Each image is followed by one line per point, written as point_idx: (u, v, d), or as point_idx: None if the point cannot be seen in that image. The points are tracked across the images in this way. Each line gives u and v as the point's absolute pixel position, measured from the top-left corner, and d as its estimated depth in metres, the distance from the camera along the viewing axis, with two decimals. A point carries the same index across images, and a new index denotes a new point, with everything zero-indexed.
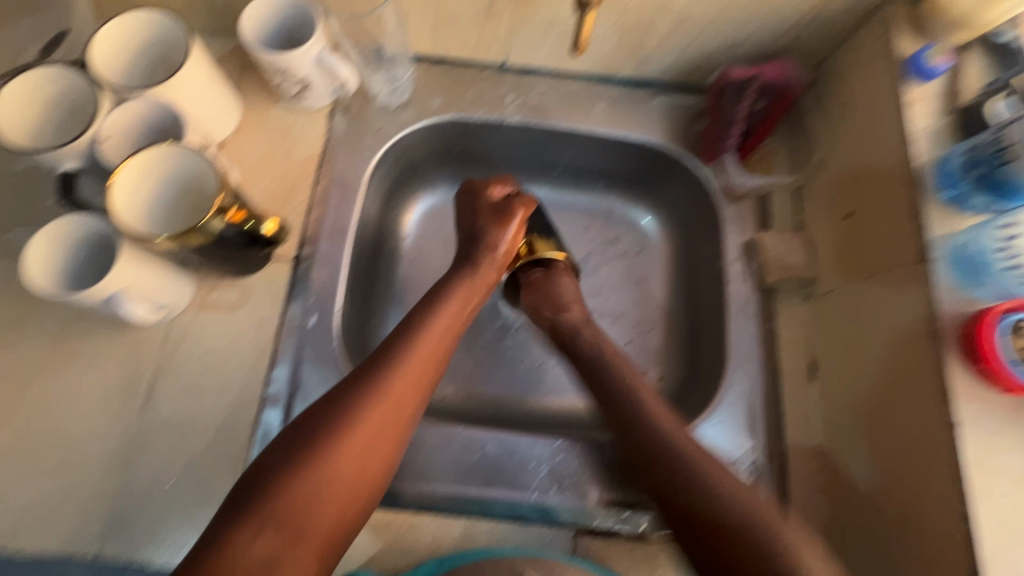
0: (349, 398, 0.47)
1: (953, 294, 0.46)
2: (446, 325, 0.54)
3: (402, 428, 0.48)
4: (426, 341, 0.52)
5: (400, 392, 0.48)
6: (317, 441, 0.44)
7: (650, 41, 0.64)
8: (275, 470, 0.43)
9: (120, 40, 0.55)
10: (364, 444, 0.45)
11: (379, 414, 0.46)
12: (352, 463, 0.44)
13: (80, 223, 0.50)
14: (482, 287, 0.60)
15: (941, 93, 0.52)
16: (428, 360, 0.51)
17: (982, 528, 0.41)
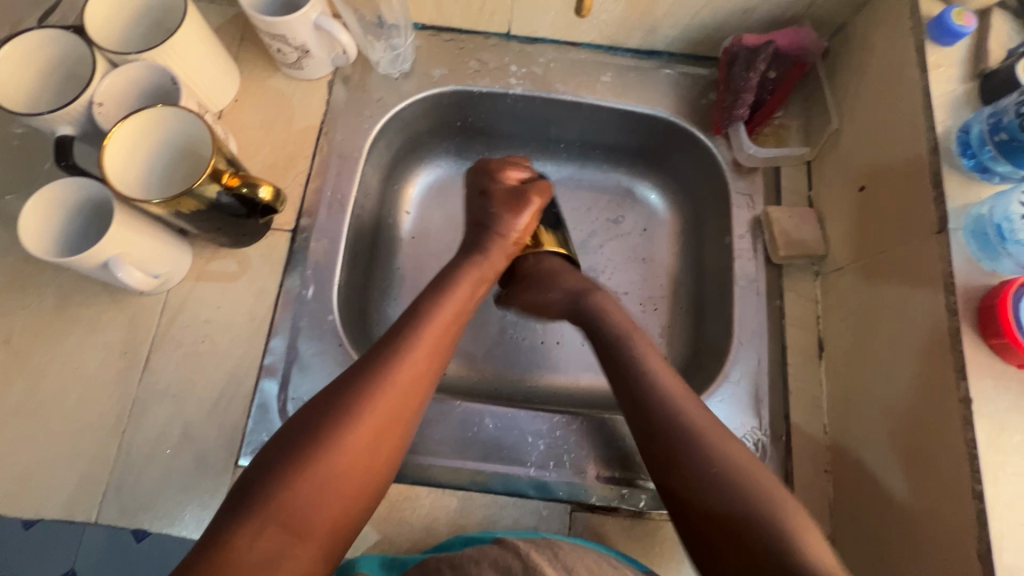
0: (351, 390, 0.44)
1: (970, 266, 0.44)
2: (452, 312, 0.52)
3: (407, 420, 0.46)
4: (433, 330, 0.49)
5: (404, 382, 0.46)
6: (318, 437, 0.42)
7: (659, 6, 0.61)
8: (276, 465, 0.41)
9: (116, 5, 0.55)
10: (367, 439, 0.43)
11: (383, 408, 0.44)
12: (358, 457, 0.42)
13: (75, 189, 0.50)
14: (490, 273, 0.57)
15: (965, 57, 0.50)
16: (434, 350, 0.49)
17: (995, 508, 0.39)
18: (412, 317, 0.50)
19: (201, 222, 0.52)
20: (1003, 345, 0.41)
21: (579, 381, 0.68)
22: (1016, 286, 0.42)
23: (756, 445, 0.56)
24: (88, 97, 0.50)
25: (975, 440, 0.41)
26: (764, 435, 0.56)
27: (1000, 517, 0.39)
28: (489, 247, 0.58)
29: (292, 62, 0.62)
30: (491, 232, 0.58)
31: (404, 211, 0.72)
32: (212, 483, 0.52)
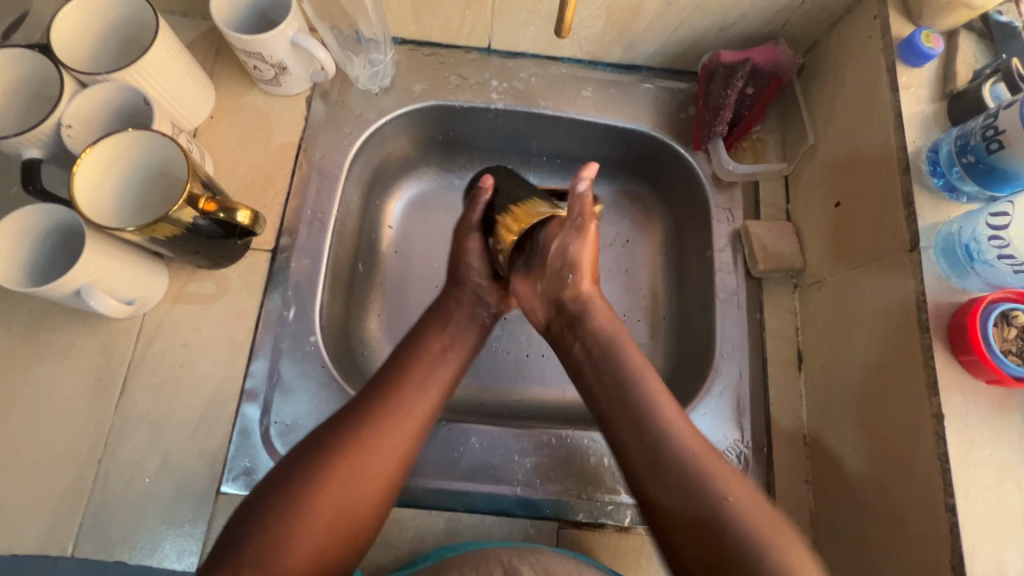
0: (340, 429, 0.45)
1: (940, 283, 0.45)
2: (432, 356, 0.52)
3: (389, 463, 0.45)
4: (428, 361, 0.51)
5: (401, 420, 0.47)
6: (297, 481, 0.42)
7: (638, 23, 0.62)
8: (256, 511, 0.41)
9: (84, 22, 0.53)
10: (354, 467, 0.43)
11: (359, 452, 0.44)
12: (332, 501, 0.42)
13: (44, 215, 0.48)
14: (462, 316, 0.56)
15: (934, 78, 0.51)
16: (414, 392, 0.48)
17: (966, 521, 0.41)
18: (396, 364, 0.50)
19: (178, 246, 0.51)
20: (972, 361, 0.42)
21: (564, 394, 0.68)
22: (985, 303, 0.43)
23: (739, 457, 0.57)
24: (56, 120, 0.49)
25: (947, 454, 0.42)
26: (746, 447, 0.57)
27: (971, 529, 0.41)
28: (455, 293, 0.58)
29: (269, 78, 0.61)
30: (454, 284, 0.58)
31: (386, 226, 0.72)
32: (193, 512, 0.51)
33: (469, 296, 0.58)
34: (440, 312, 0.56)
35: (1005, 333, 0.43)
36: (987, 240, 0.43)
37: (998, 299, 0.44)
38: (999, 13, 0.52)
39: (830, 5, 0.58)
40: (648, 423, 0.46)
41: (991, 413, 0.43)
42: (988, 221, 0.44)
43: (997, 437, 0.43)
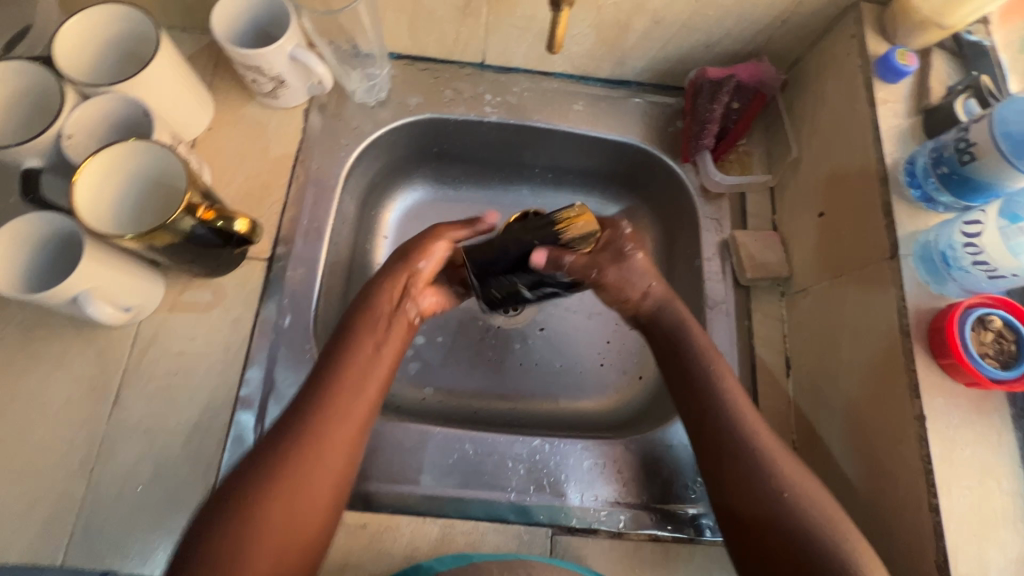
0: (281, 442, 0.44)
1: (920, 290, 0.47)
2: (366, 358, 0.50)
3: (335, 471, 0.45)
4: (355, 366, 0.49)
5: (339, 429, 0.46)
6: (249, 491, 0.42)
7: (628, 40, 0.64)
8: (213, 525, 0.41)
9: (86, 35, 0.54)
10: (298, 483, 0.43)
11: (300, 462, 0.44)
12: (283, 514, 0.42)
13: (42, 223, 0.49)
14: (388, 315, 0.54)
15: (909, 94, 0.53)
16: (349, 398, 0.47)
17: (949, 521, 0.42)
18: (322, 366, 0.49)
19: (176, 255, 0.52)
20: (952, 364, 0.44)
21: (558, 402, 0.68)
22: (962, 309, 0.44)
23: None
24: (57, 130, 0.49)
25: (929, 455, 0.43)
26: None
27: (954, 529, 0.42)
28: (384, 281, 0.55)
29: (267, 91, 0.62)
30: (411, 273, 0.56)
31: (381, 236, 0.73)
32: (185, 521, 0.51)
33: (399, 290, 0.55)
34: (369, 309, 0.53)
35: (982, 337, 0.45)
36: (962, 247, 0.45)
37: (974, 304, 0.45)
38: (969, 33, 0.54)
39: (810, 24, 0.60)
40: (727, 424, 0.49)
41: (971, 415, 0.44)
42: (962, 229, 0.45)
43: (977, 438, 0.44)
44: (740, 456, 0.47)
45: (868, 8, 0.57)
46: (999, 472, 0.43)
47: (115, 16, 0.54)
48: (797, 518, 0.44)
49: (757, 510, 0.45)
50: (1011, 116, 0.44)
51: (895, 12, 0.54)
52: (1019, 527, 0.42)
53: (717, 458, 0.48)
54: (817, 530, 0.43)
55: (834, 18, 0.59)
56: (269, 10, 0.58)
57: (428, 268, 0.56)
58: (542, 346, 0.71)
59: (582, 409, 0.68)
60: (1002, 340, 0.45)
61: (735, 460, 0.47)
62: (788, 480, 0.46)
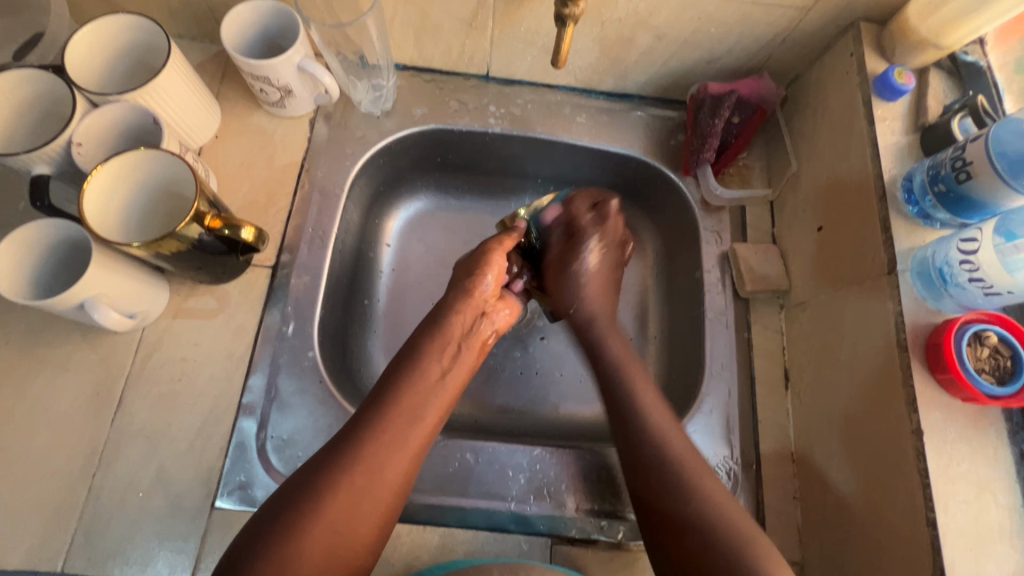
0: (335, 466, 0.45)
1: (916, 305, 0.48)
2: (430, 382, 0.51)
3: (388, 491, 0.46)
4: (415, 395, 0.50)
5: (396, 461, 0.46)
6: (303, 499, 0.43)
7: (631, 54, 0.65)
8: (260, 531, 0.41)
9: (97, 44, 0.55)
10: (346, 508, 0.43)
11: (358, 477, 0.44)
12: (333, 522, 0.43)
13: (48, 229, 0.49)
14: (459, 336, 0.55)
15: (907, 112, 0.54)
16: (410, 421, 0.48)
17: (947, 535, 0.42)
18: (388, 387, 0.50)
19: (182, 262, 0.52)
20: (949, 379, 0.44)
21: (558, 410, 0.69)
22: (958, 324, 0.45)
23: (727, 474, 0.58)
24: (67, 137, 0.50)
25: (926, 469, 0.43)
26: (736, 463, 0.58)
27: (951, 543, 0.42)
28: (457, 305, 0.56)
29: (275, 100, 0.63)
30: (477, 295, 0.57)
31: (384, 244, 0.73)
32: (186, 528, 0.51)
33: (470, 315, 0.56)
34: (440, 331, 0.54)
35: (978, 352, 0.45)
36: (959, 264, 0.45)
37: (971, 320, 0.46)
38: (965, 53, 0.55)
39: (810, 42, 0.62)
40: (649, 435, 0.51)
41: (969, 430, 0.45)
42: (958, 246, 0.46)
43: (974, 453, 0.44)
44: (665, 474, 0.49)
45: (867, 27, 0.58)
46: (995, 487, 0.44)
47: (125, 25, 0.55)
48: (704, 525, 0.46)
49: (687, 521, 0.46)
50: (1007, 135, 0.45)
51: (892, 32, 0.55)
52: (1016, 541, 0.43)
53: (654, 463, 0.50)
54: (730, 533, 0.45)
55: (833, 36, 0.60)
56: (278, 21, 0.59)
57: (492, 282, 0.58)
58: (542, 355, 0.72)
59: (581, 418, 0.68)
60: (998, 355, 0.46)
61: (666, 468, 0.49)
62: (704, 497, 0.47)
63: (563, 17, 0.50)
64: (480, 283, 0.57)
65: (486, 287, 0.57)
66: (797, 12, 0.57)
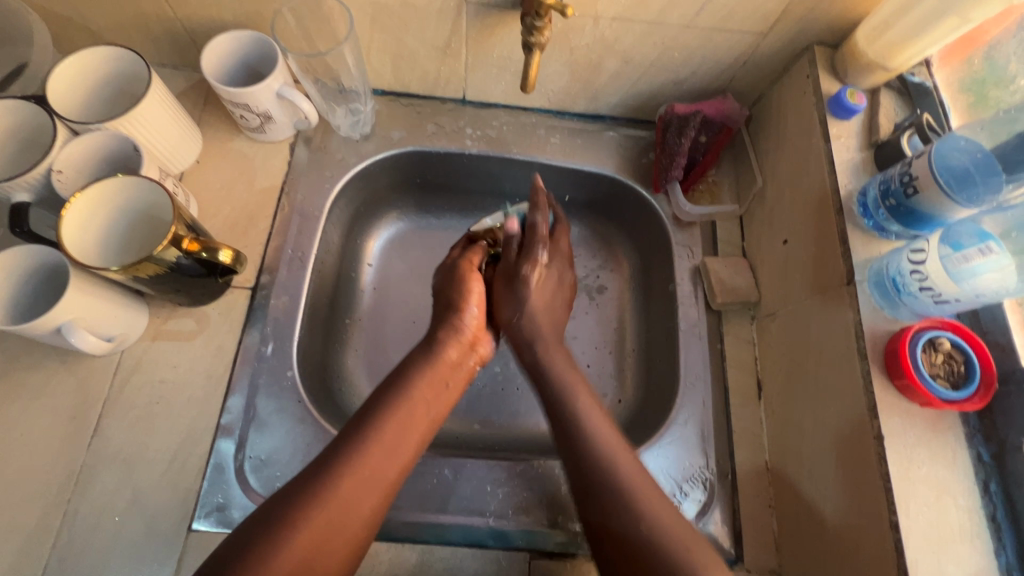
0: (309, 493, 0.45)
1: (875, 314, 0.50)
2: (418, 414, 0.52)
3: (358, 526, 0.46)
4: (396, 428, 0.50)
5: (371, 494, 0.47)
6: (275, 529, 0.43)
7: (600, 78, 0.67)
8: (227, 558, 0.41)
9: (79, 74, 0.56)
10: (316, 541, 0.43)
11: (333, 507, 0.45)
12: (302, 552, 0.42)
13: (28, 254, 0.50)
14: (450, 370, 0.57)
15: (860, 130, 0.57)
16: (393, 453, 0.49)
17: (910, 537, 0.43)
18: (374, 415, 0.51)
19: (159, 285, 0.53)
20: (905, 385, 0.46)
21: (538, 425, 0.70)
22: (913, 332, 0.47)
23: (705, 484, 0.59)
24: (47, 166, 0.51)
25: (888, 474, 0.45)
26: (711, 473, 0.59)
27: (913, 546, 0.43)
28: (448, 340, 0.58)
29: (255, 126, 0.64)
30: (459, 329, 0.59)
31: (365, 264, 0.75)
32: (160, 552, 0.51)
33: (462, 351, 0.59)
34: (432, 363, 0.56)
35: (933, 358, 0.47)
36: (910, 273, 0.47)
37: (924, 327, 0.48)
38: (913, 74, 0.58)
39: (770, 64, 0.64)
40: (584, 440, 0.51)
41: (927, 434, 0.46)
42: (909, 256, 0.48)
43: (933, 456, 0.46)
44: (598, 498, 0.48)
45: (822, 51, 0.61)
46: (956, 489, 0.45)
47: (107, 57, 0.57)
48: (637, 526, 0.45)
49: (630, 532, 0.45)
50: (948, 152, 0.48)
51: (844, 54, 0.58)
52: (977, 542, 0.44)
53: (588, 472, 0.49)
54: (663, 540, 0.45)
55: (792, 59, 0.63)
56: (258, 51, 0.61)
57: (476, 314, 0.61)
58: (523, 370, 0.72)
59: None
60: (952, 361, 0.47)
61: (591, 483, 0.49)
62: (637, 496, 0.47)
63: (530, 45, 0.53)
64: (466, 316, 0.60)
65: (472, 320, 0.60)
66: (755, 36, 0.60)
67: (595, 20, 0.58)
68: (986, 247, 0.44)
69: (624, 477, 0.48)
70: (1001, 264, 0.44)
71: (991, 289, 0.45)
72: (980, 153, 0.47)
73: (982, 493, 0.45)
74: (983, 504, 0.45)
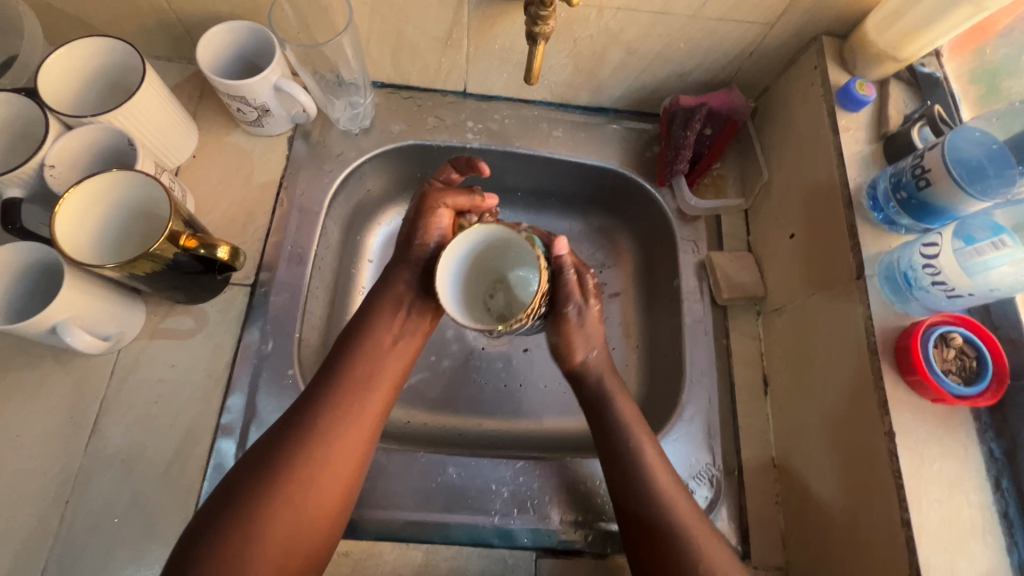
0: (290, 436, 0.47)
1: (885, 309, 0.49)
2: (384, 350, 0.53)
3: (347, 462, 0.48)
4: (364, 366, 0.51)
5: (352, 429, 0.48)
6: (262, 482, 0.45)
7: (604, 69, 0.66)
8: (219, 516, 0.43)
9: (72, 65, 0.55)
10: (308, 484, 0.46)
11: (316, 449, 0.47)
12: (294, 496, 0.45)
13: (21, 251, 0.49)
14: (411, 303, 0.55)
15: (869, 122, 0.56)
16: (365, 389, 0.50)
17: (921, 534, 0.43)
18: (342, 355, 0.52)
19: (156, 283, 0.52)
20: (917, 380, 0.45)
21: (542, 422, 0.69)
22: (924, 326, 0.46)
23: (712, 480, 0.58)
24: (40, 159, 0.50)
25: (899, 470, 0.44)
26: (718, 470, 0.58)
27: (925, 544, 0.42)
28: (407, 274, 0.56)
29: (252, 119, 0.63)
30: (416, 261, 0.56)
31: (365, 260, 0.73)
32: (161, 554, 0.50)
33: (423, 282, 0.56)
34: (391, 296, 0.55)
35: (945, 353, 0.47)
36: (921, 268, 0.47)
37: (936, 323, 0.47)
38: (922, 65, 0.58)
39: (777, 55, 0.63)
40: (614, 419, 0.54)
41: (938, 430, 0.46)
42: (921, 251, 0.47)
43: (944, 453, 0.45)
44: (646, 483, 0.50)
45: (830, 41, 0.60)
46: (968, 486, 0.45)
47: (102, 48, 0.55)
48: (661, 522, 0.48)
49: (639, 509, 0.49)
50: (961, 143, 0.48)
51: (853, 44, 0.57)
52: (989, 539, 0.43)
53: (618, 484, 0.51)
54: (679, 523, 0.48)
55: (798, 50, 0.62)
56: (254, 42, 0.60)
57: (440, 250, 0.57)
58: (525, 366, 0.72)
59: (566, 429, 0.69)
60: (963, 356, 0.47)
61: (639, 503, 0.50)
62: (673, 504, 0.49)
63: (534, 35, 0.52)
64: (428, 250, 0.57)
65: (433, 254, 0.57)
66: (762, 27, 0.59)
67: (599, 10, 0.57)
68: (1000, 240, 0.43)
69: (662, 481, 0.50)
70: (1016, 258, 0.43)
71: (1004, 284, 0.44)
72: (994, 145, 0.47)
73: (994, 490, 0.45)
74: (995, 500, 0.45)
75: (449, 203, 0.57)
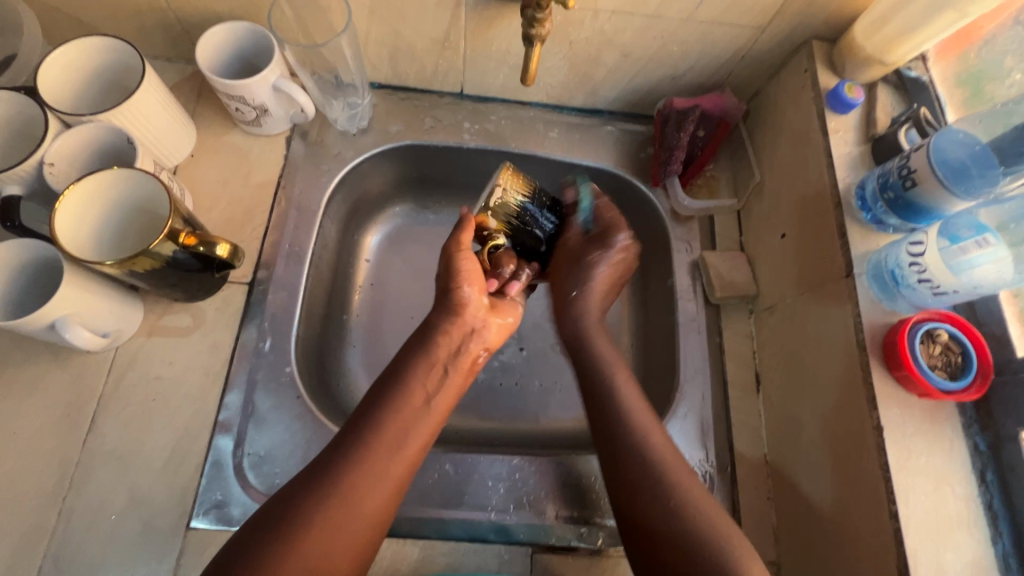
0: (314, 492, 0.46)
1: (873, 306, 0.50)
2: (416, 405, 0.52)
3: (366, 523, 0.46)
4: (395, 421, 0.50)
5: (378, 487, 0.47)
6: (283, 534, 0.43)
7: (599, 72, 0.67)
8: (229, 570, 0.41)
9: (70, 64, 0.55)
10: (325, 542, 0.44)
11: (335, 509, 0.45)
12: (307, 560, 0.43)
13: (20, 248, 0.49)
14: (448, 358, 0.55)
15: (857, 124, 0.58)
16: (395, 448, 0.49)
17: (909, 526, 0.43)
18: (374, 410, 0.51)
19: (155, 280, 0.52)
20: (904, 376, 0.47)
21: (538, 419, 0.70)
22: (911, 323, 0.47)
23: (705, 476, 0.59)
24: (39, 158, 0.50)
25: (887, 464, 0.45)
26: (711, 466, 0.59)
27: (912, 535, 0.43)
28: (444, 324, 0.56)
29: (251, 119, 0.64)
30: (457, 311, 0.56)
31: (362, 259, 0.74)
32: (159, 550, 0.50)
33: (460, 334, 0.56)
34: (426, 350, 0.55)
35: (931, 350, 0.48)
36: (908, 266, 0.48)
37: (922, 319, 0.48)
38: (909, 69, 0.59)
39: (768, 59, 0.65)
40: (621, 420, 0.54)
41: (925, 424, 0.47)
42: (908, 249, 0.48)
43: (930, 447, 0.46)
44: (652, 488, 0.49)
45: (819, 45, 0.61)
46: (953, 479, 0.46)
47: (100, 48, 0.55)
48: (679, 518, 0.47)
49: (653, 506, 0.49)
50: (946, 145, 0.49)
51: (842, 48, 0.59)
52: (974, 530, 0.44)
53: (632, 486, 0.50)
54: (700, 525, 0.47)
55: (789, 54, 0.64)
56: (253, 43, 0.60)
57: (475, 295, 0.56)
58: (521, 365, 0.72)
59: (562, 426, 0.69)
60: (949, 352, 0.48)
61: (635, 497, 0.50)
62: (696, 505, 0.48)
63: (530, 37, 0.53)
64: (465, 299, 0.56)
65: (473, 303, 0.56)
66: (754, 31, 0.60)
67: (595, 14, 0.58)
68: (983, 239, 0.45)
69: (685, 483, 0.50)
70: (998, 256, 0.44)
71: (988, 281, 0.45)
72: (977, 146, 0.48)
73: (979, 483, 0.46)
74: (980, 493, 0.46)
75: (461, 242, 0.55)
